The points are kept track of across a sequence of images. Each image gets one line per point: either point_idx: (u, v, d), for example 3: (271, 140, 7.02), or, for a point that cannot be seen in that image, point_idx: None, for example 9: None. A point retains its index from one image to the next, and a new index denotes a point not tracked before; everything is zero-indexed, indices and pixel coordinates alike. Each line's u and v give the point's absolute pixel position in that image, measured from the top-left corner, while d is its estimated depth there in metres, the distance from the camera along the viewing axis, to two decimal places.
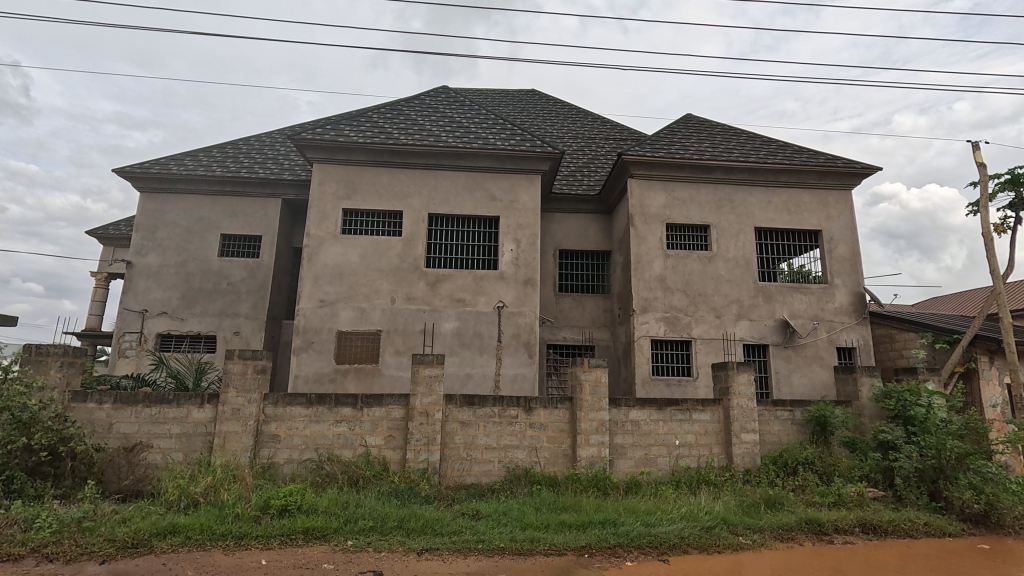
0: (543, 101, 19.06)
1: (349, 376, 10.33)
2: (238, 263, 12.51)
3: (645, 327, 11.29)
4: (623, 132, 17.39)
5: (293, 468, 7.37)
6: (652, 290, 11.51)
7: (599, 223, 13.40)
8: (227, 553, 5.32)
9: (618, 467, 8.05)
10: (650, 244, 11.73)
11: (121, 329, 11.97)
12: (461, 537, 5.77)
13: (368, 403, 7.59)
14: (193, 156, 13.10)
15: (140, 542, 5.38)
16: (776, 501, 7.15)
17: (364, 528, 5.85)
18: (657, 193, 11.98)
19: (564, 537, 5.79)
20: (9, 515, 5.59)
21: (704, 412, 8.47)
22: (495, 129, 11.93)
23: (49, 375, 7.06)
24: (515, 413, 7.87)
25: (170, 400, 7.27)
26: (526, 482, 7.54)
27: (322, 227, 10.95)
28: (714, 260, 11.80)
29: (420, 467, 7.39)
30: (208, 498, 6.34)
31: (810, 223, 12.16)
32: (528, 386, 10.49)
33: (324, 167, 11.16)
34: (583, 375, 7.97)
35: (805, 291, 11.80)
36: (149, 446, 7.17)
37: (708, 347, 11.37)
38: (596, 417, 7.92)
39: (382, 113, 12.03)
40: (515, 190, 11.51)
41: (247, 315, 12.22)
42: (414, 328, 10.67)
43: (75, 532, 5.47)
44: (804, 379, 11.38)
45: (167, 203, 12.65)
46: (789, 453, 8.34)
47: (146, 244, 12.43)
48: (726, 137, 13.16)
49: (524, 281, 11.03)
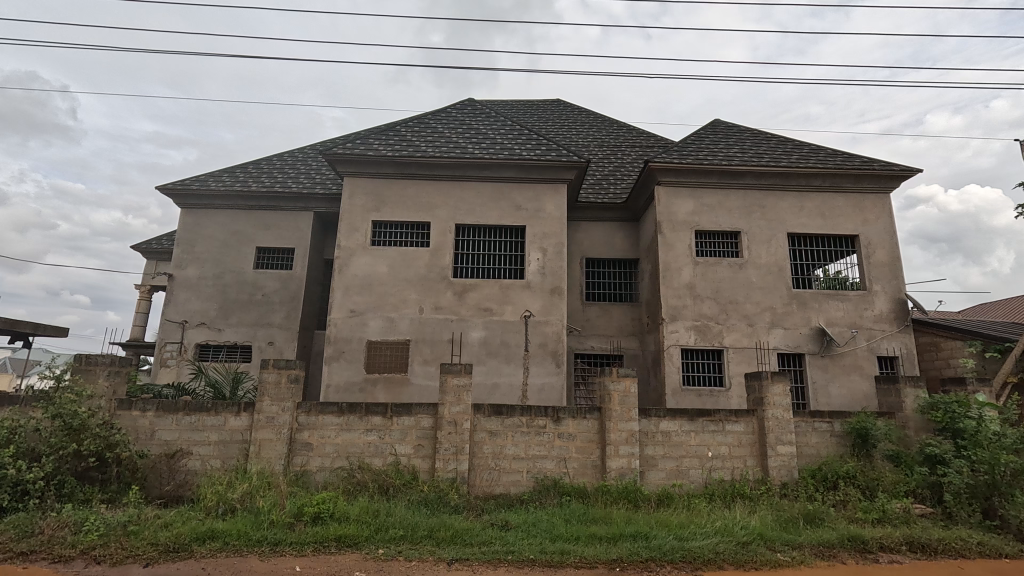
0: (568, 110, 19.14)
1: (379, 386, 10.47)
2: (272, 275, 12.89)
3: (674, 336, 11.12)
4: (649, 138, 17.29)
5: (325, 476, 7.50)
6: (681, 298, 11.33)
7: (625, 231, 13.31)
8: (263, 559, 5.42)
9: (649, 479, 7.90)
10: (679, 251, 11.57)
11: (163, 339, 12.47)
12: (490, 548, 5.74)
13: (397, 411, 7.68)
14: (229, 173, 13.61)
15: (181, 547, 5.53)
16: (816, 516, 6.89)
17: (395, 536, 5.89)
18: (685, 200, 11.83)
19: (595, 550, 5.70)
20: (60, 519, 5.87)
21: (737, 423, 8.25)
22: (520, 139, 12.01)
23: (97, 384, 7.35)
24: (543, 422, 7.83)
25: (208, 408, 7.50)
26: (555, 493, 7.47)
27: (352, 239, 11.19)
28: (745, 267, 11.54)
29: (449, 476, 7.41)
30: (245, 504, 6.53)
31: (846, 227, 11.78)
32: (556, 396, 10.44)
33: (354, 180, 11.45)
34: (611, 385, 7.87)
35: (842, 298, 11.41)
36: (189, 452, 7.41)
37: (740, 356, 11.09)
38: (625, 428, 7.81)
39: (409, 126, 12.29)
40: (540, 200, 11.53)
41: (281, 325, 12.55)
42: (442, 337, 10.75)
43: (121, 536, 5.67)
44: (842, 390, 10.99)
45: (206, 217, 13.17)
46: (828, 466, 8.07)
47: (186, 257, 12.94)
48: (755, 141, 12.94)
49: (550, 290, 11.02)
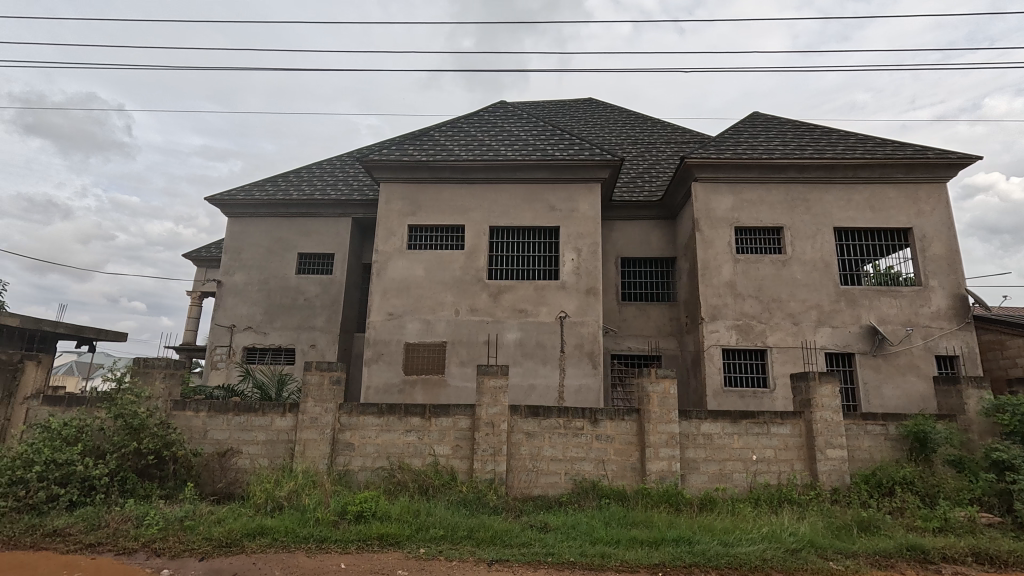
0: (600, 109, 18.97)
1: (417, 387, 10.64)
2: (313, 280, 13.29)
3: (715, 336, 10.83)
4: (684, 134, 16.92)
5: (367, 476, 7.66)
6: (721, 297, 11.03)
7: (662, 229, 13.06)
8: (309, 556, 5.59)
9: (691, 483, 7.72)
10: (718, 249, 11.27)
11: (213, 342, 13.06)
12: (530, 549, 5.73)
13: (435, 412, 7.78)
14: (272, 183, 14.13)
15: (233, 542, 5.76)
16: (870, 524, 6.56)
17: (435, 536, 5.96)
18: (724, 196, 11.52)
19: (636, 554, 5.61)
20: (123, 513, 6.22)
21: (783, 425, 7.96)
22: (553, 140, 11.98)
23: (155, 386, 7.76)
24: (580, 424, 7.77)
25: (256, 409, 7.80)
26: (594, 496, 7.40)
27: (389, 244, 11.42)
28: (789, 264, 11.13)
29: (487, 477, 7.45)
30: (291, 502, 6.75)
31: (898, 220, 11.20)
32: (593, 397, 10.34)
33: (390, 186, 11.69)
34: (650, 387, 7.73)
35: (895, 294, 10.85)
36: (239, 451, 7.72)
37: (785, 356, 10.70)
38: (665, 430, 7.66)
39: (443, 131, 12.45)
40: (574, 199, 11.45)
41: (322, 328, 12.92)
42: (478, 339, 10.83)
43: (178, 530, 5.96)
44: (897, 391, 10.45)
45: (251, 226, 13.71)
46: (883, 471, 7.69)
47: (233, 264, 13.51)
48: (797, 133, 12.47)
49: (586, 290, 10.93)
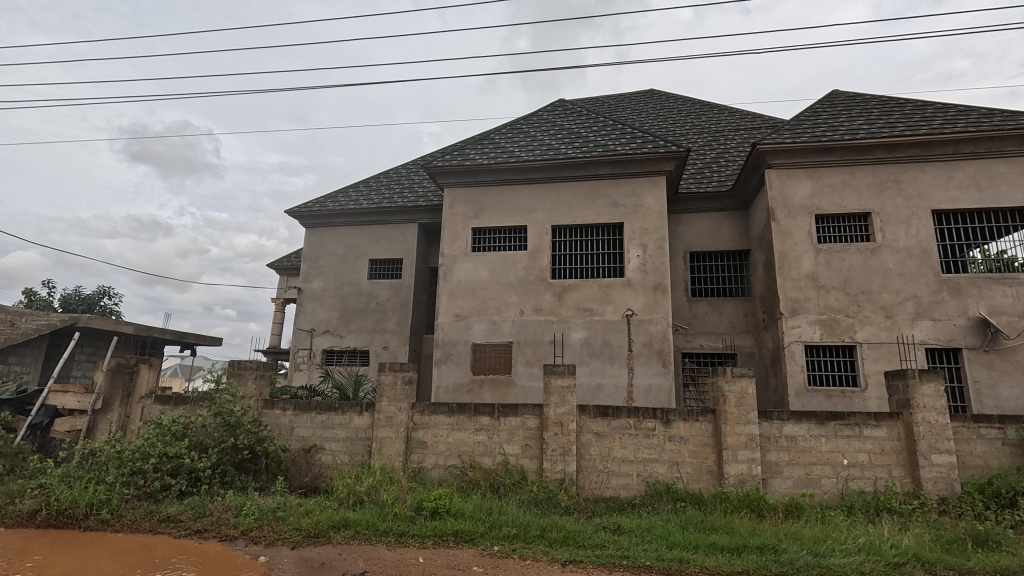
0: (662, 100, 18.38)
1: (485, 387, 10.81)
2: (384, 284, 13.87)
3: (796, 332, 10.17)
4: (754, 119, 16.02)
5: (440, 473, 7.87)
6: (802, 290, 10.34)
7: (733, 221, 12.44)
8: (390, 549, 5.83)
9: (774, 488, 7.29)
10: (797, 239, 10.57)
11: (296, 345, 13.96)
12: (604, 551, 5.65)
13: (504, 412, 7.87)
14: (344, 193, 14.91)
15: (321, 533, 6.13)
16: (989, 539, 5.88)
17: (508, 535, 6.02)
18: (802, 182, 10.78)
19: (717, 560, 5.37)
20: (224, 502, 6.80)
21: (878, 428, 7.32)
22: (614, 135, 11.75)
23: (248, 386, 8.43)
24: (652, 425, 7.56)
25: (336, 408, 8.25)
26: (668, 499, 7.17)
27: (454, 247, 11.69)
28: (880, 252, 10.23)
29: (558, 477, 7.42)
30: (371, 497, 7.07)
31: (1011, 199, 9.97)
32: (664, 397, 10.03)
33: (454, 191, 11.97)
34: (726, 386, 7.38)
35: (1010, 282, 9.67)
36: (322, 448, 8.20)
37: (878, 353, 9.84)
38: (744, 432, 7.28)
39: (503, 133, 12.58)
40: (639, 194, 11.17)
41: (394, 330, 13.45)
42: (544, 339, 10.83)
43: (271, 520, 6.43)
44: (1015, 391, 9.32)
45: (327, 235, 14.54)
46: (1001, 480, 6.87)
47: (312, 272, 14.38)
48: (884, 109, 11.44)
49: (653, 287, 10.63)
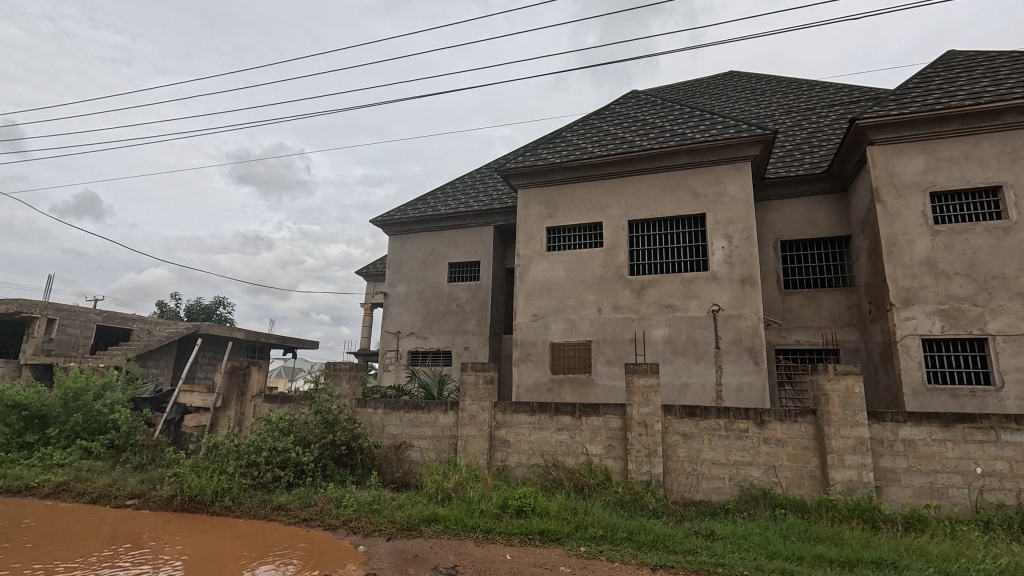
0: (743, 81, 17.31)
1: (565, 386, 10.77)
2: (463, 287, 14.26)
3: (911, 324, 9.13)
4: (851, 92, 14.61)
5: (523, 472, 7.94)
6: (917, 277, 9.27)
7: (830, 205, 11.42)
8: (478, 544, 5.97)
9: (891, 497, 6.61)
10: (909, 221, 9.50)
11: (384, 347, 14.75)
12: (696, 557, 5.41)
13: (585, 411, 7.79)
14: (423, 201, 15.52)
15: (413, 526, 6.42)
16: None
17: (595, 536, 5.94)
18: (912, 157, 9.66)
19: (824, 573, 4.96)
20: (326, 494, 7.33)
21: (1019, 432, 6.38)
22: (692, 122, 11.24)
23: (343, 386, 9.03)
24: (745, 426, 7.13)
25: (423, 406, 8.61)
26: (766, 505, 6.73)
27: (530, 247, 11.77)
28: (1015, 231, 8.92)
29: (644, 478, 7.22)
30: (458, 493, 7.28)
31: None
32: (757, 396, 9.43)
33: (528, 191, 12.07)
34: (829, 385, 6.79)
35: None
36: (411, 445, 8.59)
37: (1017, 346, 8.58)
38: (851, 434, 6.66)
39: (575, 130, 12.48)
40: (721, 183, 10.59)
41: (474, 331, 13.79)
42: (624, 336, 10.58)
43: (368, 512, 6.84)
44: None
45: (408, 241, 15.21)
46: None
47: (396, 277, 15.12)
48: (1015, 66, 9.96)
49: (741, 280, 10.03)
